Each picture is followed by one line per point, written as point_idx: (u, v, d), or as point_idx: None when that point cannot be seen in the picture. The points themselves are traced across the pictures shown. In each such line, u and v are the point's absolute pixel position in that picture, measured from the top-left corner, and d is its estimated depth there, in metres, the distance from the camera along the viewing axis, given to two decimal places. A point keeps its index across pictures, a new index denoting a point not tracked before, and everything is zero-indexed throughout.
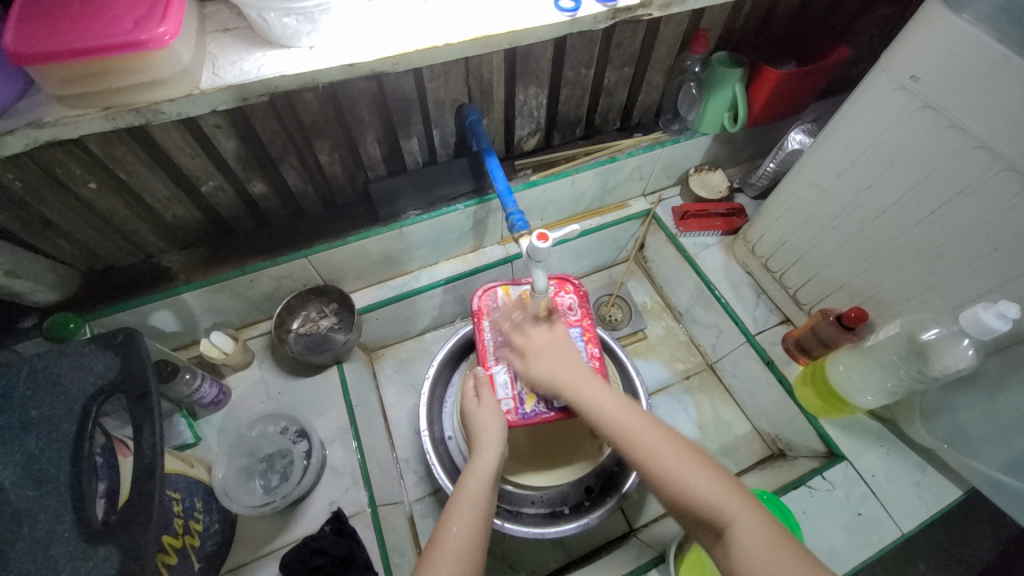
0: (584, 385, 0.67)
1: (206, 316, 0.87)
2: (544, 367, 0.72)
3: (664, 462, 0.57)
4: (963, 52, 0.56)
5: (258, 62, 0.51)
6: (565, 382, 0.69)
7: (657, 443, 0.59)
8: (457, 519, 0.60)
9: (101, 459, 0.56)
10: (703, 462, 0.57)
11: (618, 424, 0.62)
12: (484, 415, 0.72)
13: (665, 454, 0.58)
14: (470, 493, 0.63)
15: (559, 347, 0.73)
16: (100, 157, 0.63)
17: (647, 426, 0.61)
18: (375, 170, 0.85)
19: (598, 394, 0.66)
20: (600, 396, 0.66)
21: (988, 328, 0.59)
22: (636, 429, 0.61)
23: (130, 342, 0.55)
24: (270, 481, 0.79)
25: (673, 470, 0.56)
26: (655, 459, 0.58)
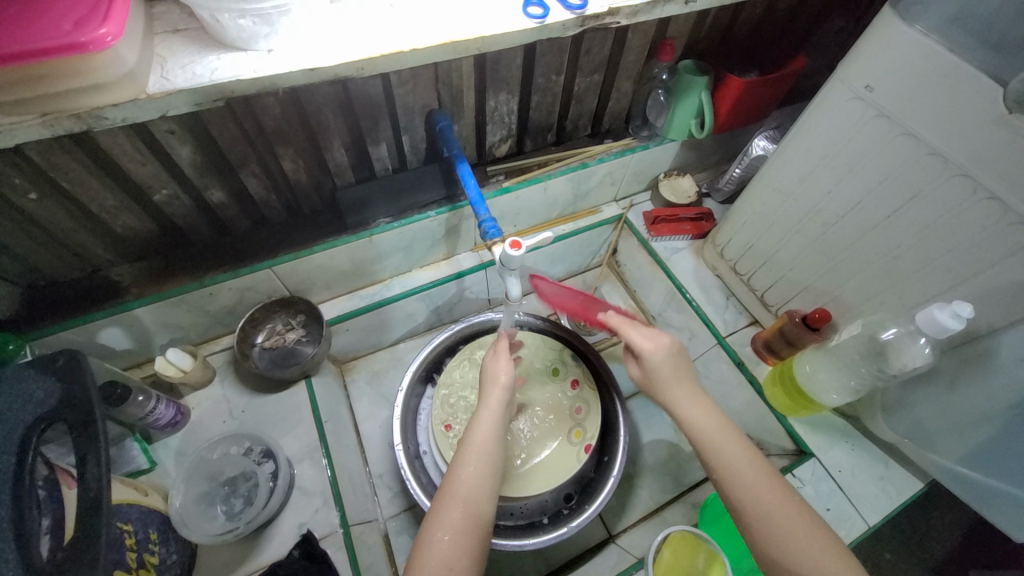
0: (688, 406, 0.62)
1: (161, 332, 0.82)
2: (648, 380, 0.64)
3: (760, 512, 0.55)
4: (916, 62, 0.59)
5: (212, 65, 0.48)
6: (678, 395, 0.63)
7: (756, 492, 0.56)
8: (461, 499, 0.59)
9: (43, 493, 0.51)
10: (806, 516, 0.54)
11: (719, 460, 0.58)
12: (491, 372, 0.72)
13: (767, 506, 0.55)
14: (471, 461, 0.62)
15: (677, 356, 0.66)
16: (39, 164, 0.58)
17: (751, 470, 0.57)
18: (342, 177, 0.82)
19: (699, 419, 0.61)
20: (700, 425, 0.61)
21: (944, 327, 0.62)
22: (738, 472, 0.57)
23: (72, 365, 0.51)
24: (232, 507, 0.75)
25: (772, 522, 0.54)
26: (752, 507, 0.55)
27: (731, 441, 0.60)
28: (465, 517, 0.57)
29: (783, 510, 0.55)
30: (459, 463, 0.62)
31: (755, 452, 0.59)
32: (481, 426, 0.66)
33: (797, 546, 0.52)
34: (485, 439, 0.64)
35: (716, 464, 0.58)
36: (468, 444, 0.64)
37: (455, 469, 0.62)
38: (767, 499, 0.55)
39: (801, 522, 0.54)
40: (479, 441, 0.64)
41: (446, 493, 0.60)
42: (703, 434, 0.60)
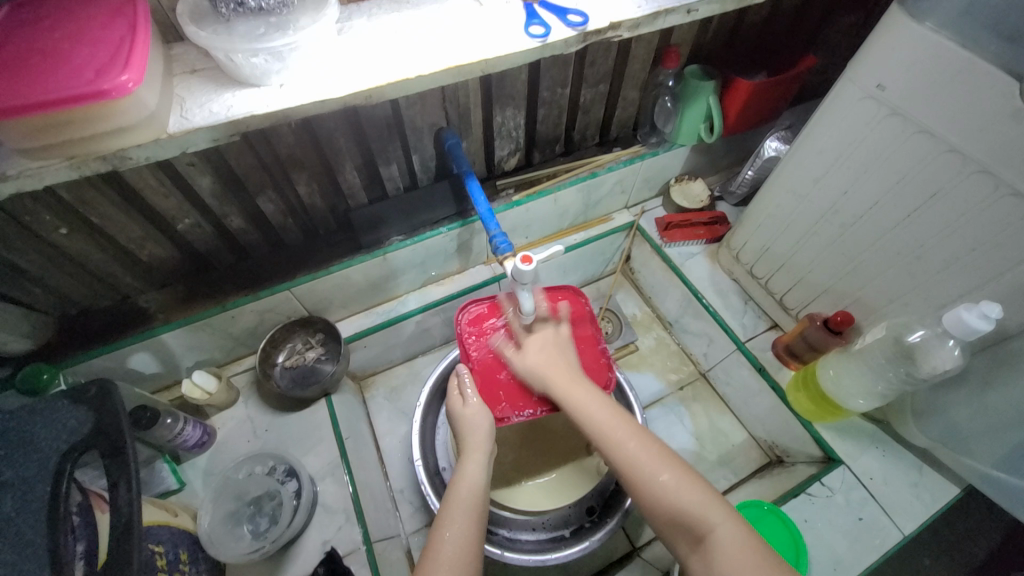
0: (573, 388, 0.69)
1: (187, 355, 0.85)
2: (536, 370, 0.73)
3: (645, 469, 0.57)
4: (930, 58, 0.58)
5: (227, 102, 0.51)
6: (559, 384, 0.70)
7: (641, 450, 0.59)
8: (454, 523, 0.60)
9: (78, 519, 0.52)
10: (690, 474, 0.57)
11: (603, 430, 0.63)
12: (474, 413, 0.73)
13: (653, 463, 0.58)
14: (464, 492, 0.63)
15: (549, 358, 0.74)
16: (71, 202, 0.62)
17: (634, 434, 0.61)
18: (355, 198, 0.85)
19: (583, 400, 0.67)
20: (586, 402, 0.67)
21: (972, 329, 0.60)
22: (619, 438, 0.61)
23: (103, 394, 0.53)
24: (258, 525, 0.76)
25: (655, 481, 0.56)
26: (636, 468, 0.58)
27: (614, 415, 0.64)
28: (457, 543, 0.58)
29: (669, 472, 0.57)
30: (451, 496, 0.63)
31: (639, 424, 0.63)
32: (471, 465, 0.67)
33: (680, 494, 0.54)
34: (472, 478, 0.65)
35: (602, 433, 0.63)
36: (456, 487, 0.64)
37: (446, 507, 0.62)
38: (650, 460, 0.58)
39: (685, 480, 0.56)
40: (466, 481, 0.65)
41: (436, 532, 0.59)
42: (591, 409, 0.66)
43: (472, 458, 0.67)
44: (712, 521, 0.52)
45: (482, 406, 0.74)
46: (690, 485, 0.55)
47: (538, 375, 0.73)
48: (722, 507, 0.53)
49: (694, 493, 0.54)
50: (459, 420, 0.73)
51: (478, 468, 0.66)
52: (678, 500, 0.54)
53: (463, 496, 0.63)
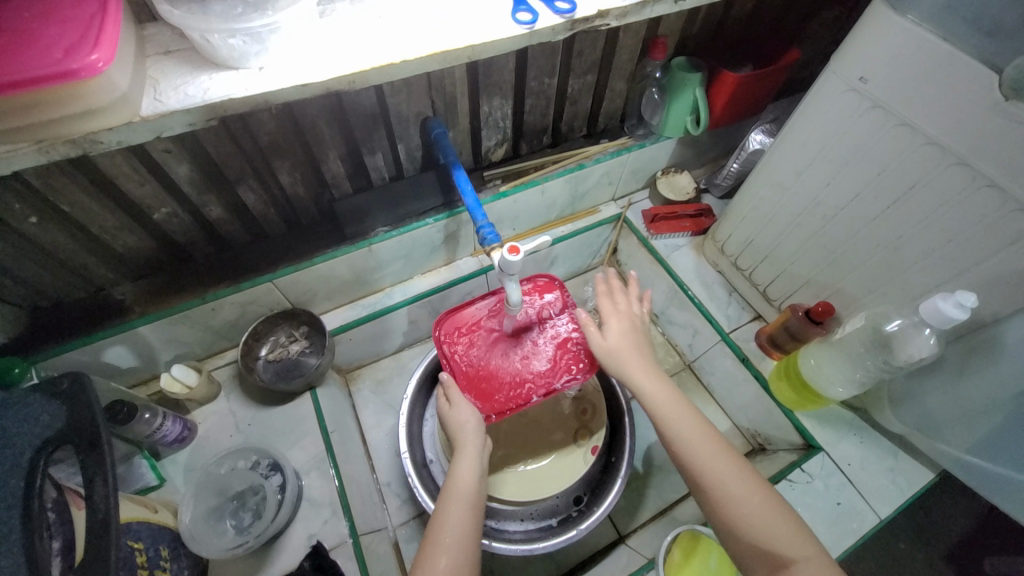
0: (648, 381, 0.65)
1: (166, 349, 0.83)
2: (613, 356, 0.68)
3: (729, 492, 0.56)
4: (910, 51, 0.59)
5: (203, 85, 0.49)
6: (637, 373, 0.66)
7: (726, 469, 0.57)
8: (449, 525, 0.60)
9: (53, 516, 0.51)
10: (772, 498, 0.55)
11: (683, 440, 0.59)
12: (461, 413, 0.72)
13: (735, 485, 0.56)
14: (456, 503, 0.62)
15: (627, 349, 0.68)
16: (40, 189, 0.59)
17: (719, 449, 0.58)
18: (339, 188, 0.83)
19: (663, 401, 0.63)
20: (665, 403, 0.62)
21: (948, 318, 0.61)
22: (701, 453, 0.58)
23: (78, 387, 0.51)
24: (241, 521, 0.74)
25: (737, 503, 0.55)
26: (715, 487, 0.56)
27: (696, 423, 0.61)
28: (456, 541, 0.58)
29: (752, 497, 0.55)
30: (444, 499, 0.63)
31: (719, 435, 0.60)
32: (464, 463, 0.67)
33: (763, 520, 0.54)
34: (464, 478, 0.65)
35: (681, 443, 0.59)
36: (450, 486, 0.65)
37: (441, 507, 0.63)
38: (734, 478, 0.56)
39: (767, 506, 0.55)
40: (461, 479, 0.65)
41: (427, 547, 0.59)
42: (667, 411, 0.62)
43: (464, 454, 0.68)
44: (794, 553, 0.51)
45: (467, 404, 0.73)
46: (773, 513, 0.54)
47: (616, 361, 0.67)
48: (806, 537, 0.53)
49: (777, 522, 0.53)
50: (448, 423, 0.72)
51: (470, 477, 0.65)
52: (759, 529, 0.53)
53: (460, 492, 0.64)
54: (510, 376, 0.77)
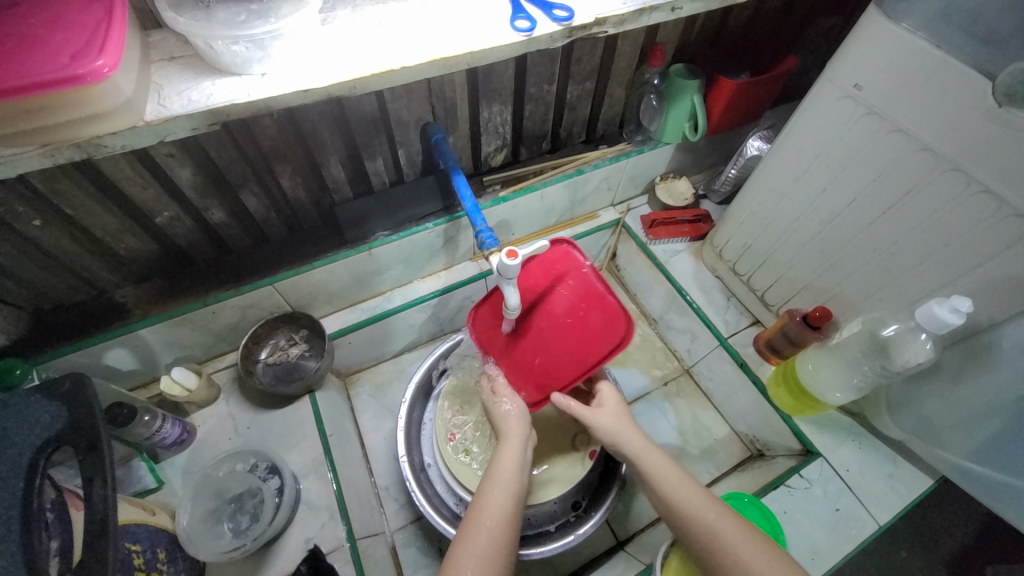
0: (640, 447, 0.68)
1: (166, 351, 0.83)
2: (605, 429, 0.71)
3: (738, 556, 0.55)
4: (904, 59, 0.60)
5: (207, 90, 0.50)
6: (629, 443, 0.69)
7: (731, 534, 0.57)
8: (490, 505, 0.62)
9: (52, 516, 0.51)
10: (785, 560, 0.54)
11: (686, 508, 0.61)
12: (507, 404, 0.75)
13: (742, 547, 0.55)
14: (498, 486, 0.65)
15: (628, 423, 0.72)
16: (44, 192, 0.60)
17: (724, 514, 0.59)
18: (340, 193, 0.84)
19: (663, 469, 0.65)
20: (665, 470, 0.65)
21: (944, 323, 0.61)
22: (706, 517, 0.59)
23: (78, 388, 0.52)
24: (239, 523, 0.74)
25: (749, 566, 0.53)
26: (723, 550, 0.56)
27: (699, 491, 0.62)
28: (496, 524, 0.60)
29: (762, 557, 0.54)
30: (486, 480, 0.66)
31: (723, 502, 0.61)
32: (506, 457, 0.68)
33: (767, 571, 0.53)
34: (505, 473, 0.66)
35: (684, 512, 0.60)
36: (490, 476, 0.66)
37: (478, 497, 0.64)
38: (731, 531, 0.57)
39: (780, 567, 0.53)
40: (500, 471, 0.66)
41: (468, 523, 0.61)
42: (660, 475, 0.65)
43: (508, 446, 0.70)
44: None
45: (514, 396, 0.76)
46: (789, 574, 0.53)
47: (615, 435, 0.70)
48: None
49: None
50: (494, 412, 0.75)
51: (514, 463, 0.68)
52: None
53: (502, 479, 0.65)
54: (542, 366, 0.74)
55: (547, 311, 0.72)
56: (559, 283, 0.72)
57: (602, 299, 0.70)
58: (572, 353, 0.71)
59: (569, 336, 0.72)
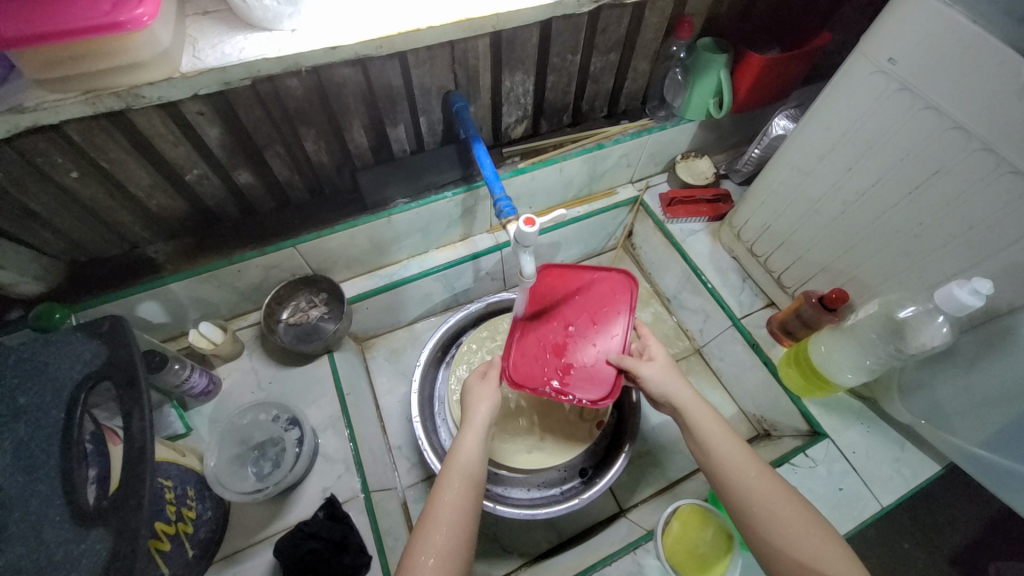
0: (694, 408, 0.67)
1: (194, 307, 0.87)
2: (657, 384, 0.70)
3: (775, 515, 0.57)
4: (941, 33, 0.58)
5: (239, 45, 0.51)
6: (681, 400, 0.68)
7: (769, 492, 0.59)
8: (447, 495, 0.60)
9: (91, 446, 0.54)
10: (818, 523, 0.57)
11: (725, 462, 0.62)
12: (480, 394, 0.73)
13: (778, 507, 0.58)
14: (458, 471, 0.63)
15: (674, 374, 0.71)
16: (81, 145, 0.62)
17: (763, 473, 0.61)
18: (362, 158, 0.85)
19: (706, 421, 0.66)
20: (709, 425, 0.65)
21: (962, 305, 0.61)
22: (747, 476, 0.61)
23: (115, 329, 0.53)
24: (262, 468, 0.79)
25: (790, 531, 0.56)
26: (759, 507, 0.59)
27: (739, 446, 0.63)
28: (451, 521, 0.58)
29: (796, 517, 0.57)
30: (445, 466, 0.64)
31: (761, 461, 0.62)
32: (467, 443, 0.66)
33: (804, 539, 0.55)
34: (467, 462, 0.64)
35: (723, 467, 0.62)
36: (451, 465, 0.63)
37: (436, 488, 0.62)
38: (774, 496, 0.59)
39: (813, 528, 0.56)
40: (461, 461, 0.64)
41: (428, 514, 0.59)
42: (712, 435, 0.64)
43: (468, 433, 0.67)
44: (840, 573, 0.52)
45: (489, 389, 0.73)
46: (818, 535, 0.55)
47: (662, 388, 0.70)
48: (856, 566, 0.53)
49: (822, 545, 0.55)
50: (467, 398, 0.73)
51: (473, 451, 0.65)
52: (804, 548, 0.55)
53: (460, 466, 0.63)
54: (590, 358, 0.78)
55: (566, 316, 0.83)
56: (567, 287, 0.86)
57: (595, 282, 0.85)
58: (608, 325, 0.80)
59: (595, 319, 0.81)
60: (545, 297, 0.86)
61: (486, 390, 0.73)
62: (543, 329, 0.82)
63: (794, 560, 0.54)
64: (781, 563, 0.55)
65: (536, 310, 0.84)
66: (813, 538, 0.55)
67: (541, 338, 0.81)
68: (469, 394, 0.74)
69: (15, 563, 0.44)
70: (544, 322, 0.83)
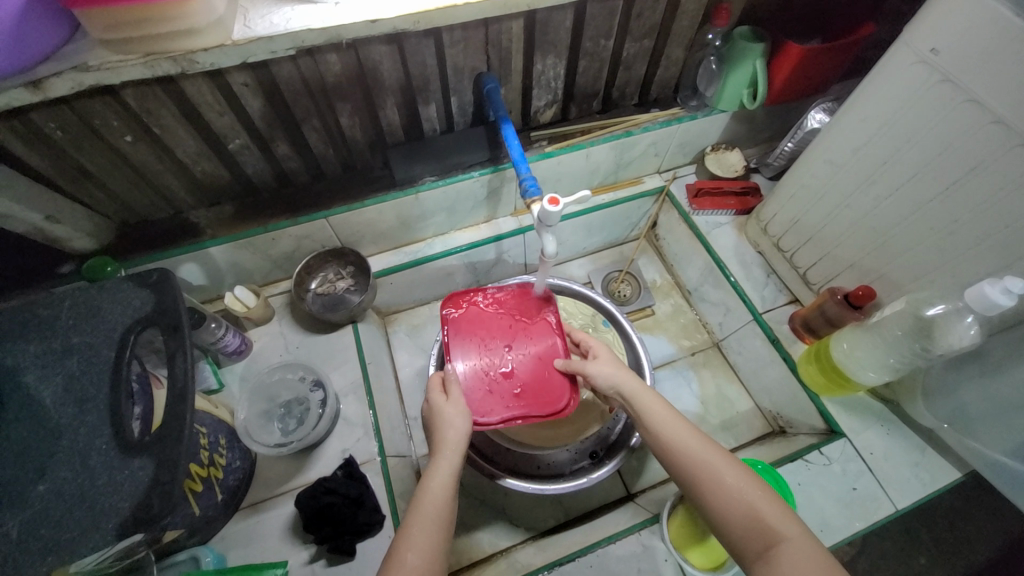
0: (638, 390, 0.69)
1: (230, 271, 0.92)
2: (602, 374, 0.73)
3: (716, 478, 0.58)
4: (985, 23, 0.56)
5: (286, 15, 0.54)
6: (624, 384, 0.70)
7: (711, 458, 0.59)
8: (414, 540, 0.56)
9: (137, 386, 0.58)
10: (760, 484, 0.57)
11: (667, 434, 0.63)
12: (450, 418, 0.69)
13: (720, 470, 0.58)
14: (429, 508, 0.59)
15: (619, 364, 0.74)
16: (135, 111, 0.66)
17: (703, 440, 0.61)
18: (393, 136, 0.87)
19: (649, 400, 0.67)
20: (651, 404, 0.67)
21: (993, 304, 0.60)
22: (689, 444, 0.61)
23: (163, 280, 0.57)
24: (287, 425, 0.83)
25: (733, 492, 0.56)
26: (705, 473, 0.58)
27: (680, 420, 0.64)
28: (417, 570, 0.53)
29: (740, 478, 0.57)
30: (415, 503, 0.60)
31: (701, 430, 0.63)
32: (439, 478, 0.62)
33: (745, 497, 0.56)
34: (435, 505, 0.59)
35: (666, 438, 0.63)
36: (416, 510, 0.58)
37: (403, 531, 0.57)
38: (715, 461, 0.59)
39: (755, 488, 0.56)
40: (430, 503, 0.59)
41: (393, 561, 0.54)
42: (654, 411, 0.66)
43: (441, 462, 0.63)
44: (787, 533, 0.52)
45: (459, 408, 0.70)
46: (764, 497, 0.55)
47: (608, 378, 0.72)
48: (796, 522, 0.53)
49: (769, 505, 0.55)
50: (436, 422, 0.69)
51: (448, 483, 0.61)
52: (745, 504, 0.55)
53: (431, 504, 0.59)
54: (539, 373, 0.81)
55: (503, 338, 0.84)
56: (498, 307, 0.88)
57: (523, 299, 0.90)
58: (544, 336, 0.85)
59: (531, 334, 0.85)
60: (479, 322, 0.86)
61: (455, 407, 0.70)
62: (483, 360, 0.82)
63: (740, 517, 0.55)
64: (728, 524, 0.55)
65: (472, 337, 0.85)
66: (753, 496, 0.55)
67: (484, 365, 0.82)
68: (435, 416, 0.70)
69: (63, 484, 0.48)
70: (481, 352, 0.83)
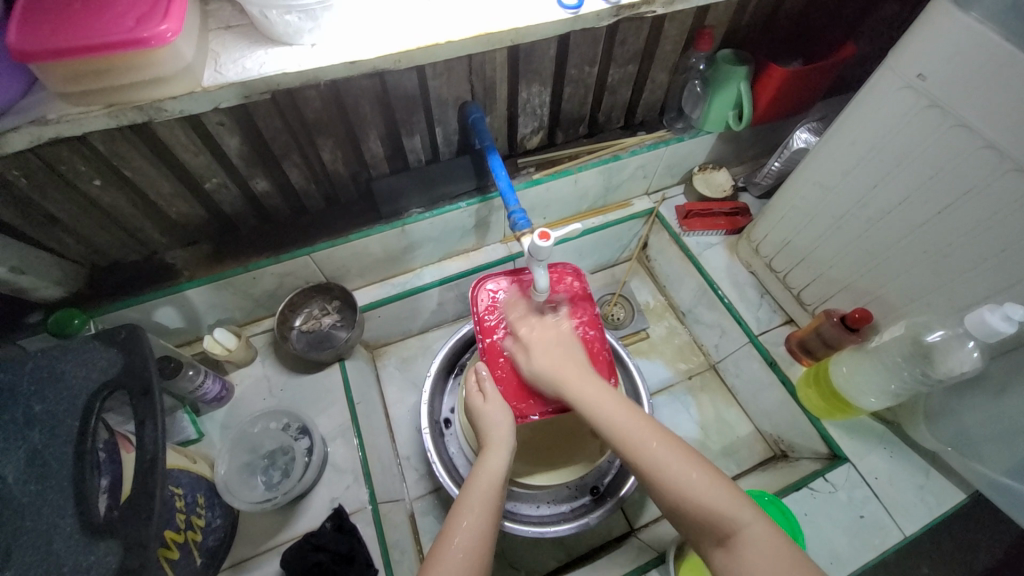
0: (585, 387, 0.65)
1: (209, 313, 0.88)
2: (542, 373, 0.69)
3: (672, 477, 0.56)
4: (972, 49, 0.56)
5: (260, 59, 0.52)
6: (567, 383, 0.66)
7: (667, 458, 0.57)
8: (463, 521, 0.60)
9: (103, 455, 0.55)
10: (715, 477, 0.56)
11: (621, 430, 0.61)
12: (493, 413, 0.70)
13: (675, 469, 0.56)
14: (479, 491, 0.63)
15: (560, 355, 0.70)
16: (105, 154, 0.63)
17: (658, 439, 0.59)
18: (377, 168, 0.85)
19: (597, 397, 0.64)
20: (603, 403, 0.63)
21: (994, 331, 0.59)
22: (644, 441, 0.59)
23: (132, 337, 0.53)
24: (271, 478, 0.79)
25: (691, 491, 0.55)
26: (663, 475, 0.56)
27: (632, 415, 0.62)
28: (467, 551, 0.57)
29: (694, 470, 0.56)
30: (467, 488, 0.64)
31: (658, 425, 0.61)
32: (490, 470, 0.65)
33: (703, 494, 0.54)
34: (484, 490, 0.63)
35: (620, 434, 0.61)
36: (470, 493, 0.63)
37: (453, 517, 0.61)
38: (674, 461, 0.57)
39: (711, 482, 0.55)
40: (478, 489, 0.63)
41: (444, 540, 0.59)
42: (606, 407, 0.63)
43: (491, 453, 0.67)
44: (742, 521, 0.52)
45: (500, 404, 0.71)
46: (725, 493, 0.54)
47: (548, 374, 0.68)
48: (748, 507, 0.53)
49: (721, 495, 0.54)
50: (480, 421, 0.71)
51: (498, 471, 0.65)
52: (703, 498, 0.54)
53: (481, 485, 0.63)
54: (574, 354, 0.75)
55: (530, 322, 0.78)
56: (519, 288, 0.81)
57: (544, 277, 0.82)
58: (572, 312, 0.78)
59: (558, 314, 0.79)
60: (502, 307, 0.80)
61: (496, 403, 0.71)
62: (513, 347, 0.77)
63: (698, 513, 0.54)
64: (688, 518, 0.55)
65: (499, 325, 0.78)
66: (711, 491, 0.54)
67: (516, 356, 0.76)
68: (478, 416, 0.72)
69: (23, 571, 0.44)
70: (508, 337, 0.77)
